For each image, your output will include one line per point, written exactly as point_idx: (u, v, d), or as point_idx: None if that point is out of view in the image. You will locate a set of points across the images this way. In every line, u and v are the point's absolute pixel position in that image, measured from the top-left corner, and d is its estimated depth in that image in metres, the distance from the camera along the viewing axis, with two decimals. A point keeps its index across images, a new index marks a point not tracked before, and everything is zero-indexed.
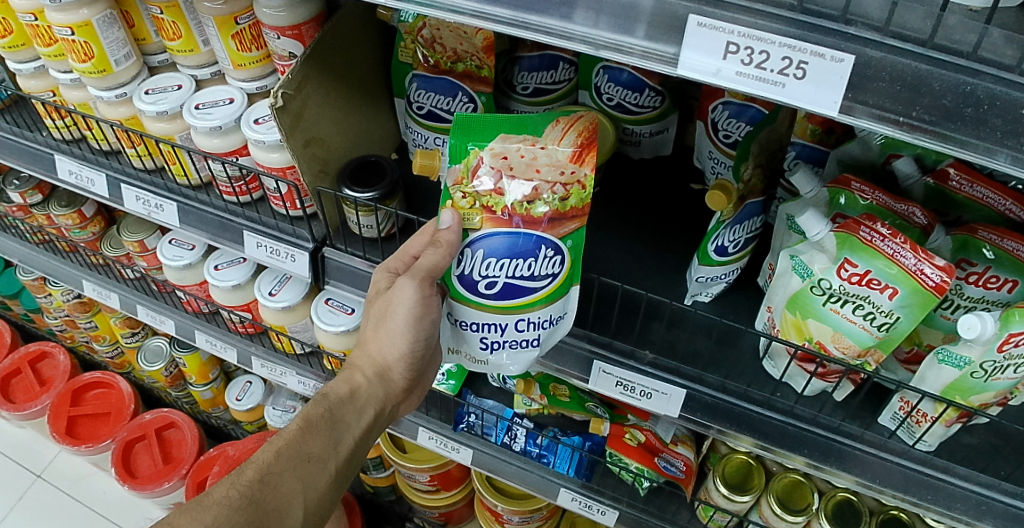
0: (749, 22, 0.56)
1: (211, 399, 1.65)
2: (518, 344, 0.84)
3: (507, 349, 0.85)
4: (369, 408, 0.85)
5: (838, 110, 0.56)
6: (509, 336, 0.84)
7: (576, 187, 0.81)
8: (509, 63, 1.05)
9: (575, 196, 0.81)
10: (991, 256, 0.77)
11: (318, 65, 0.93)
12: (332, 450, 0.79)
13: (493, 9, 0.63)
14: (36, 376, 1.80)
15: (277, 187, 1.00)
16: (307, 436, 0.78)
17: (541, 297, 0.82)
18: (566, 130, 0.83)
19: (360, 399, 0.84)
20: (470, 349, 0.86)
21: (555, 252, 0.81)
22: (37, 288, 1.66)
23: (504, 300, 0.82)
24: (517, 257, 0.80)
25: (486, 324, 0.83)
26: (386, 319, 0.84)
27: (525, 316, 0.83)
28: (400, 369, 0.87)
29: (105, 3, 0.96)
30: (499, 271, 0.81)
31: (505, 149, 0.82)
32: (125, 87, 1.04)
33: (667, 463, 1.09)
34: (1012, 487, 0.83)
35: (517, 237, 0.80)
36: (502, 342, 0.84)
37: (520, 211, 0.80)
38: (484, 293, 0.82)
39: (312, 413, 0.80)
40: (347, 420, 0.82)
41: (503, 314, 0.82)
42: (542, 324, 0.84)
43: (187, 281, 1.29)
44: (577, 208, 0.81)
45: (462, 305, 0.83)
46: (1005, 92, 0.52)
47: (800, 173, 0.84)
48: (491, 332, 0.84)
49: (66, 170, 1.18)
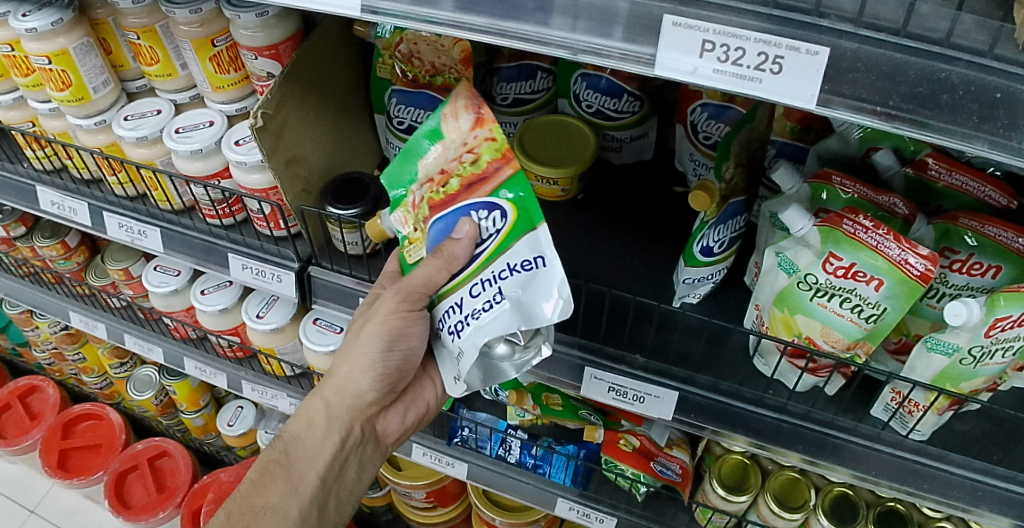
0: (723, 20, 0.56)
1: (203, 426, 1.63)
2: (479, 314, 0.69)
3: (473, 326, 0.69)
4: (336, 435, 0.86)
5: (816, 103, 0.57)
6: (470, 310, 0.70)
7: (486, 143, 0.69)
8: (487, 74, 1.04)
9: (483, 157, 0.69)
10: (973, 242, 0.78)
11: (296, 84, 0.93)
12: (292, 491, 0.84)
13: (469, 18, 0.63)
14: (26, 410, 1.78)
15: (260, 208, 0.99)
16: (262, 485, 0.84)
17: (493, 253, 0.68)
18: (456, 113, 0.71)
19: (321, 426, 0.85)
20: (451, 351, 0.74)
21: (489, 209, 0.69)
22: (23, 321, 1.64)
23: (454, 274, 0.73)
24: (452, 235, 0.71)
25: (450, 308, 0.74)
26: (352, 340, 0.84)
27: (477, 277, 0.70)
28: (371, 386, 0.86)
29: (82, 30, 0.96)
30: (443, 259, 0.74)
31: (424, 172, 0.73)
32: (104, 114, 1.04)
33: (663, 467, 1.08)
34: (1006, 471, 0.83)
35: (443, 219, 0.71)
36: (466, 320, 0.70)
37: (438, 198, 0.71)
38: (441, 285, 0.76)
39: (269, 458, 0.86)
40: (308, 454, 0.85)
41: (460, 288, 0.72)
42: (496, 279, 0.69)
43: (174, 307, 1.28)
44: (497, 158, 0.69)
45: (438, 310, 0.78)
46: (979, 77, 0.52)
47: (783, 170, 0.84)
48: (455, 316, 0.73)
49: (48, 201, 1.17)
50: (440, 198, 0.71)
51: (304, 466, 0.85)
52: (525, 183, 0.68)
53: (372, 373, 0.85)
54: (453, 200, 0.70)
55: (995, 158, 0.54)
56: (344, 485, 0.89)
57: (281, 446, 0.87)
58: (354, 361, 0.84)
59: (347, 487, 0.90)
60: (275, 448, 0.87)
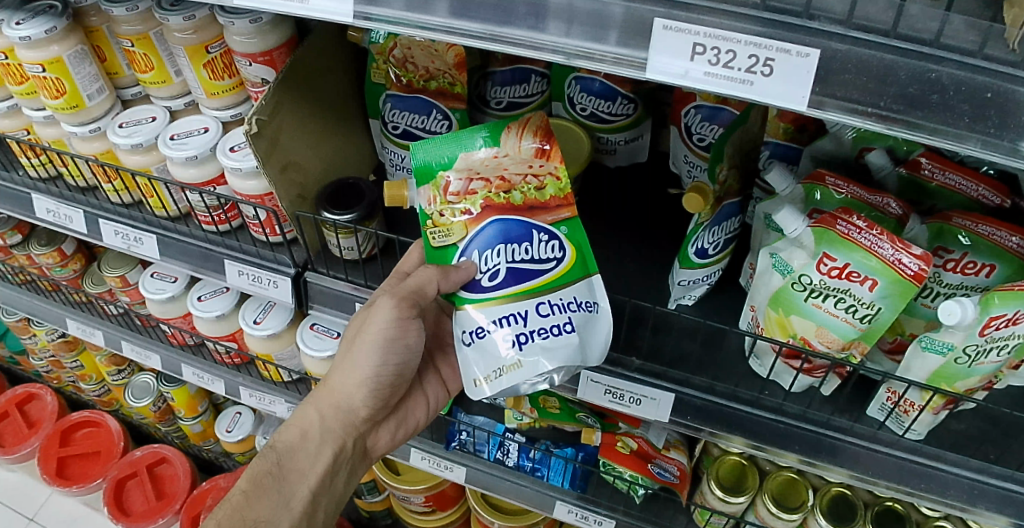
0: (714, 23, 0.57)
1: (201, 432, 1.63)
2: (548, 333, 0.73)
3: (539, 343, 0.72)
4: (329, 448, 0.86)
5: (807, 105, 0.57)
6: (535, 326, 0.73)
7: (551, 178, 0.81)
8: (481, 78, 1.05)
9: (552, 186, 0.80)
10: (966, 242, 0.78)
11: (291, 90, 0.93)
12: (283, 507, 0.81)
13: (463, 23, 0.63)
14: (25, 418, 1.77)
15: (255, 214, 0.99)
16: (254, 498, 0.80)
17: (554, 280, 0.76)
18: (521, 135, 0.81)
19: (314, 438, 0.85)
20: (497, 358, 0.73)
21: (552, 236, 0.78)
22: (21, 329, 1.64)
23: (515, 286, 0.75)
24: (514, 241, 0.77)
25: (505, 317, 0.74)
26: (346, 353, 0.85)
27: (545, 299, 0.75)
28: (364, 400, 0.87)
29: (76, 38, 0.96)
30: (499, 259, 0.76)
31: (469, 164, 0.81)
32: (99, 122, 1.04)
33: (661, 469, 1.09)
34: (1003, 470, 0.83)
35: (503, 222, 0.78)
36: (530, 335, 0.73)
37: (498, 201, 0.78)
38: (489, 287, 0.76)
39: (261, 469, 0.83)
40: (301, 468, 0.84)
41: (521, 301, 0.74)
42: (566, 307, 0.75)
43: (172, 313, 1.28)
44: (560, 197, 0.80)
45: (474, 310, 0.76)
46: (969, 77, 0.53)
47: (776, 171, 0.85)
48: (511, 327, 0.73)
49: (44, 209, 1.17)
50: (499, 201, 0.78)
51: (296, 479, 0.83)
52: (580, 229, 0.80)
53: (367, 387, 0.86)
54: (514, 211, 0.78)
55: (988, 158, 0.54)
56: (333, 498, 0.88)
57: (274, 457, 0.84)
58: (349, 374, 0.85)
59: (336, 500, 0.88)
60: (265, 459, 0.84)
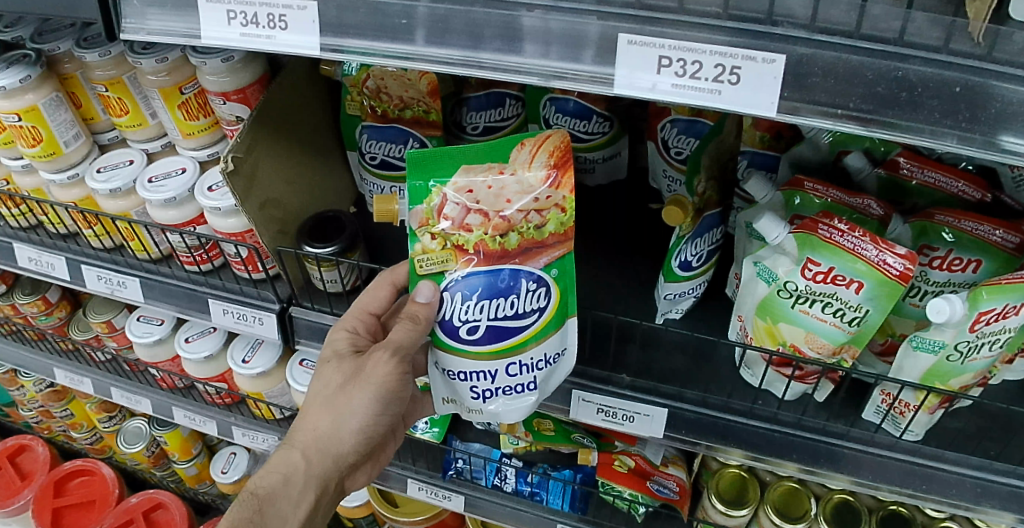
0: (678, 35, 0.57)
1: (196, 475, 1.60)
2: (512, 390, 0.80)
3: (503, 398, 0.80)
4: (311, 495, 0.78)
5: (778, 111, 0.57)
6: (502, 383, 0.79)
7: (555, 211, 0.76)
8: (456, 105, 1.06)
9: (552, 221, 0.76)
10: (950, 239, 0.78)
11: (264, 126, 0.93)
12: None
13: (435, 50, 0.63)
14: (17, 471, 1.74)
15: (237, 251, 0.99)
16: None
17: (534, 336, 0.78)
18: (535, 153, 0.76)
19: (299, 484, 0.77)
20: (463, 399, 0.81)
21: (539, 284, 0.77)
22: (8, 381, 1.62)
23: (493, 344, 0.77)
24: (498, 297, 0.76)
25: (476, 372, 0.78)
26: (343, 392, 0.79)
27: (516, 359, 0.78)
28: (354, 446, 0.80)
29: (50, 85, 0.96)
30: (480, 314, 0.76)
31: (470, 181, 0.76)
32: (77, 167, 1.04)
33: (659, 486, 1.08)
34: (1004, 466, 0.82)
35: (493, 275, 0.76)
36: (495, 390, 0.79)
37: (492, 247, 0.75)
38: (467, 338, 0.77)
39: (240, 517, 0.74)
40: (284, 515, 0.76)
41: (494, 360, 0.78)
42: (536, 366, 0.79)
43: (160, 357, 1.27)
44: (559, 233, 0.77)
45: (449, 354, 0.79)
46: (936, 72, 0.52)
47: (755, 180, 0.84)
48: (480, 380, 0.79)
49: (25, 257, 1.16)
50: (494, 246, 0.75)
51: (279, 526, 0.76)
52: (569, 270, 0.79)
53: (361, 431, 0.80)
54: (505, 256, 0.76)
55: (965, 153, 0.53)
56: None
57: (254, 504, 0.75)
58: (345, 417, 0.78)
59: None
60: (242, 507, 0.75)
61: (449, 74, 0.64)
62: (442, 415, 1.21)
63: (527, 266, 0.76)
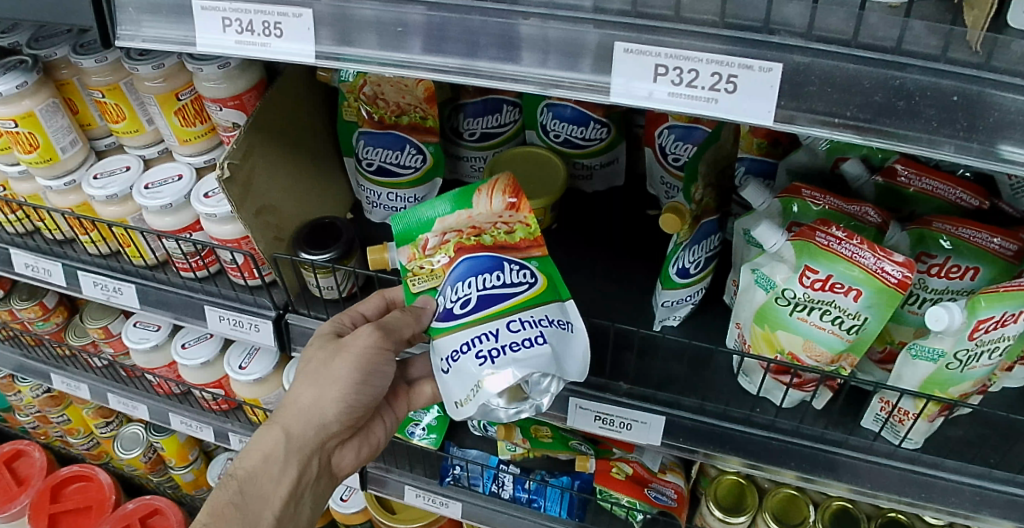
0: (675, 43, 0.57)
1: (194, 481, 1.60)
2: (522, 345, 0.68)
3: (510, 356, 0.67)
4: (291, 472, 0.82)
5: (775, 120, 0.56)
6: (508, 340, 0.69)
7: (521, 224, 0.81)
8: (453, 111, 1.05)
9: (521, 231, 0.80)
10: (948, 246, 0.78)
11: (260, 133, 0.93)
12: None
13: (431, 58, 0.63)
14: (13, 476, 1.73)
15: (233, 258, 0.98)
16: None
17: (529, 299, 0.73)
18: (490, 191, 0.81)
19: (276, 463, 0.81)
20: (473, 377, 0.68)
21: (522, 267, 0.76)
22: (5, 386, 1.61)
23: (487, 308, 0.72)
24: (484, 271, 0.75)
25: (476, 338, 0.70)
26: (320, 370, 0.81)
27: (515, 316, 0.71)
28: (336, 420, 0.83)
29: (46, 91, 0.96)
30: (469, 289, 0.74)
31: (443, 220, 0.80)
32: (73, 174, 1.04)
33: (658, 493, 1.08)
34: (1003, 474, 0.82)
35: (472, 261, 0.76)
36: (501, 348, 0.68)
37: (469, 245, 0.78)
38: (461, 314, 0.73)
39: (221, 499, 0.80)
40: (263, 493, 0.81)
41: (493, 320, 0.71)
42: (541, 322, 0.71)
43: (157, 363, 1.27)
44: (529, 239, 0.80)
45: (447, 338, 0.73)
46: (934, 81, 0.52)
47: (750, 188, 0.83)
48: (483, 342, 0.70)
49: (22, 264, 1.16)
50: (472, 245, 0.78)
51: (260, 504, 0.81)
52: (551, 265, 0.80)
53: (340, 405, 0.82)
54: (484, 248, 0.77)
55: (962, 162, 0.53)
56: (301, 512, 0.86)
57: (235, 485, 0.81)
58: (322, 395, 0.81)
59: (305, 512, 0.87)
60: (226, 488, 0.82)
61: (446, 82, 0.64)
62: (439, 421, 1.19)
63: (508, 256, 0.77)
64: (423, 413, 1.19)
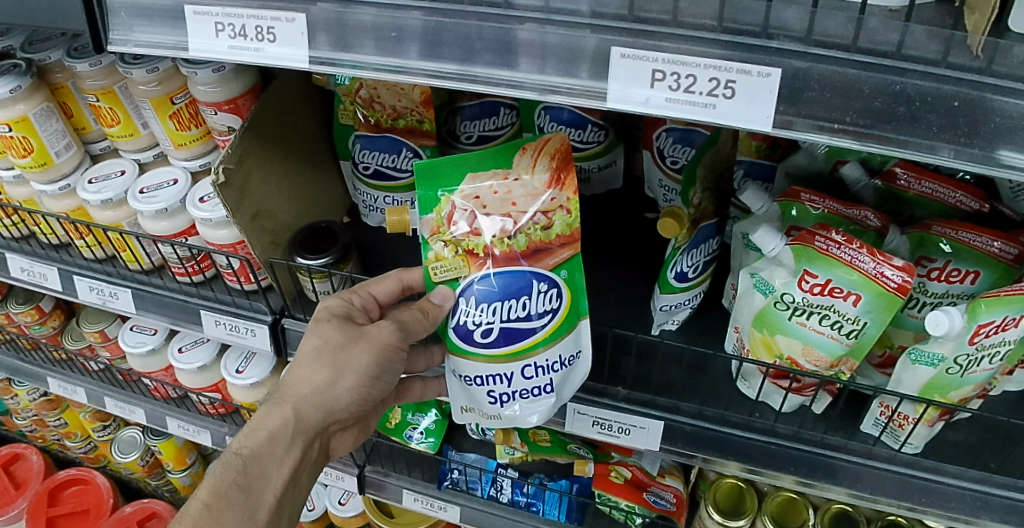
0: (672, 49, 0.56)
1: (191, 485, 1.59)
2: (530, 393, 0.78)
3: (520, 402, 0.78)
4: (296, 454, 0.76)
5: (774, 125, 0.56)
6: (519, 386, 0.78)
7: (561, 212, 0.76)
8: (450, 114, 1.05)
9: (559, 223, 0.76)
10: (948, 249, 0.78)
11: (256, 137, 0.92)
12: (247, 520, 0.71)
13: (428, 63, 0.62)
14: (10, 480, 1.73)
15: (229, 263, 0.98)
16: (216, 514, 0.69)
17: (548, 337, 0.77)
18: (537, 157, 0.77)
19: (284, 444, 0.74)
20: (481, 406, 0.80)
21: (550, 286, 0.76)
22: (2, 390, 1.61)
23: (506, 346, 0.76)
24: (511, 298, 0.75)
25: (491, 375, 0.77)
26: (339, 353, 0.76)
27: (531, 361, 0.77)
28: (347, 405, 0.79)
29: (40, 95, 0.95)
30: (493, 316, 0.76)
31: (477, 189, 0.76)
32: (68, 178, 1.03)
33: (657, 497, 1.07)
34: (1004, 478, 0.82)
35: (505, 275, 0.75)
36: (512, 394, 0.78)
37: (504, 248, 0.75)
38: (481, 342, 0.77)
39: (223, 480, 0.71)
40: (268, 475, 0.73)
41: (509, 362, 0.77)
42: (552, 368, 0.78)
43: (153, 367, 1.26)
44: (565, 237, 0.76)
45: (464, 360, 0.78)
46: (935, 87, 0.52)
47: (749, 191, 0.83)
48: (496, 384, 0.78)
49: (18, 268, 1.15)
50: (506, 248, 0.75)
51: (263, 486, 0.73)
52: (578, 273, 0.79)
53: (358, 390, 0.78)
54: (517, 258, 0.75)
55: (963, 167, 0.52)
56: (294, 497, 0.79)
57: (237, 465, 0.72)
58: (341, 379, 0.76)
59: (297, 497, 0.80)
60: (224, 468, 0.72)
61: (442, 87, 0.63)
62: (437, 425, 1.20)
63: (540, 268, 0.76)
64: (420, 417, 1.20)
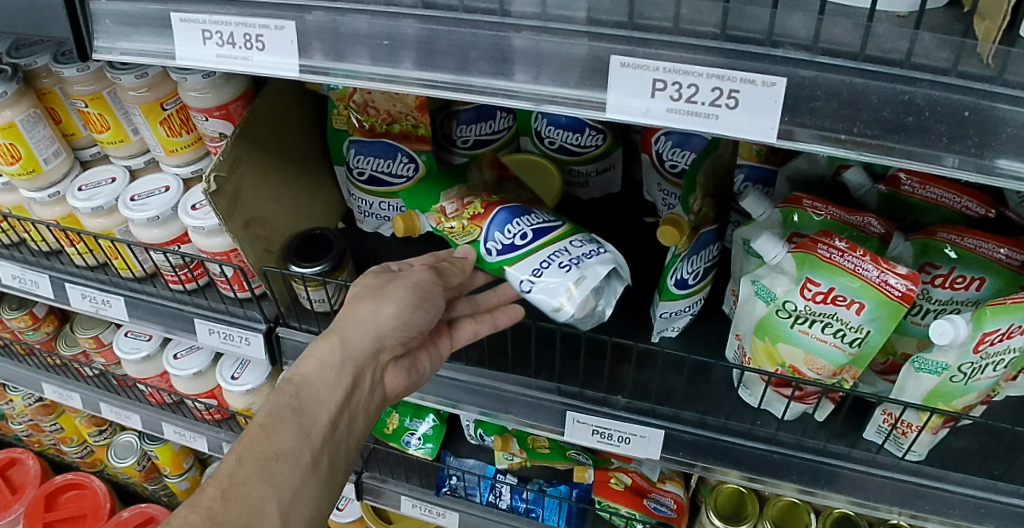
0: (673, 57, 0.54)
1: (189, 489, 1.58)
2: (586, 256, 0.82)
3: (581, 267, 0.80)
4: (349, 381, 0.70)
5: (777, 136, 0.54)
6: (576, 254, 0.82)
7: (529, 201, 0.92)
8: (446, 118, 1.03)
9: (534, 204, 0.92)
10: (953, 256, 0.76)
11: (249, 143, 0.91)
12: (305, 439, 0.65)
13: (421, 71, 0.60)
14: (6, 485, 1.72)
15: (222, 271, 0.96)
16: (273, 432, 0.64)
17: (565, 232, 0.86)
18: (483, 167, 0.96)
19: (334, 367, 0.69)
20: (562, 289, 0.79)
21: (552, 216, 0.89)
22: None
23: (544, 237, 0.84)
24: (521, 214, 0.87)
25: (544, 260, 0.82)
26: (373, 291, 0.75)
27: (566, 242, 0.84)
28: (395, 333, 0.74)
29: (28, 101, 0.94)
30: (521, 226, 0.86)
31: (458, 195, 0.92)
32: (58, 185, 1.02)
33: (657, 504, 1.07)
34: (1008, 486, 0.81)
35: (499, 213, 0.88)
36: (570, 263, 0.80)
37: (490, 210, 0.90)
38: (523, 245, 0.84)
39: (277, 403, 0.66)
40: (326, 398, 0.68)
41: (551, 245, 0.83)
42: (592, 244, 0.84)
43: (148, 373, 1.25)
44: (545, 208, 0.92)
45: (519, 266, 0.83)
46: (945, 96, 0.50)
47: (751, 197, 0.82)
48: (557, 259, 0.81)
49: (9, 275, 1.14)
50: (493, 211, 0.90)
51: (319, 409, 0.67)
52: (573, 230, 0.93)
53: (401, 315, 0.74)
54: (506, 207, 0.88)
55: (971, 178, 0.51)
56: (348, 438, 0.70)
57: (289, 390, 0.67)
58: (378, 306, 0.73)
59: (356, 439, 0.72)
60: (276, 397, 0.67)
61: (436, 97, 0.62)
62: (436, 430, 1.18)
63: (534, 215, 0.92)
64: (418, 422, 1.19)
